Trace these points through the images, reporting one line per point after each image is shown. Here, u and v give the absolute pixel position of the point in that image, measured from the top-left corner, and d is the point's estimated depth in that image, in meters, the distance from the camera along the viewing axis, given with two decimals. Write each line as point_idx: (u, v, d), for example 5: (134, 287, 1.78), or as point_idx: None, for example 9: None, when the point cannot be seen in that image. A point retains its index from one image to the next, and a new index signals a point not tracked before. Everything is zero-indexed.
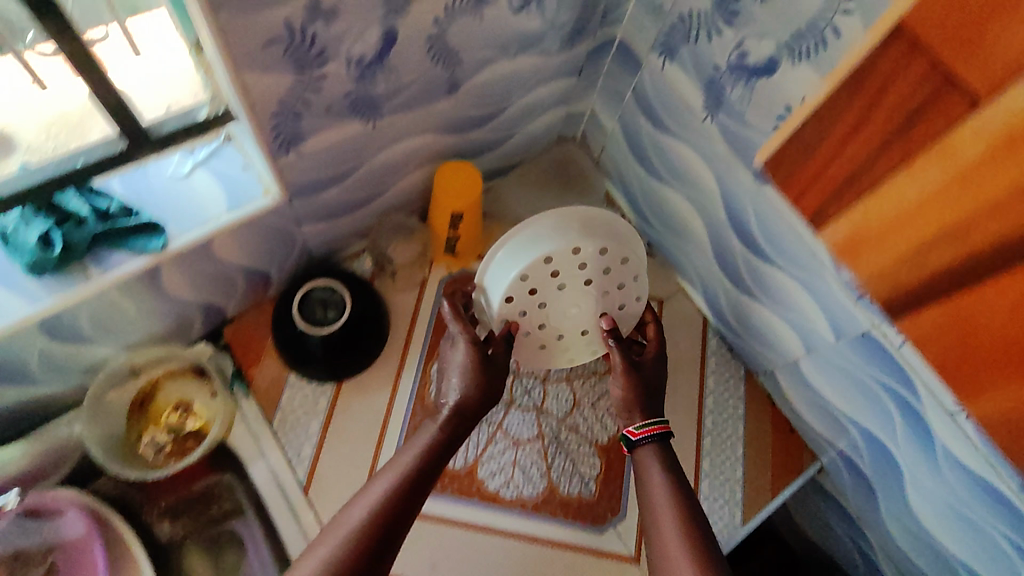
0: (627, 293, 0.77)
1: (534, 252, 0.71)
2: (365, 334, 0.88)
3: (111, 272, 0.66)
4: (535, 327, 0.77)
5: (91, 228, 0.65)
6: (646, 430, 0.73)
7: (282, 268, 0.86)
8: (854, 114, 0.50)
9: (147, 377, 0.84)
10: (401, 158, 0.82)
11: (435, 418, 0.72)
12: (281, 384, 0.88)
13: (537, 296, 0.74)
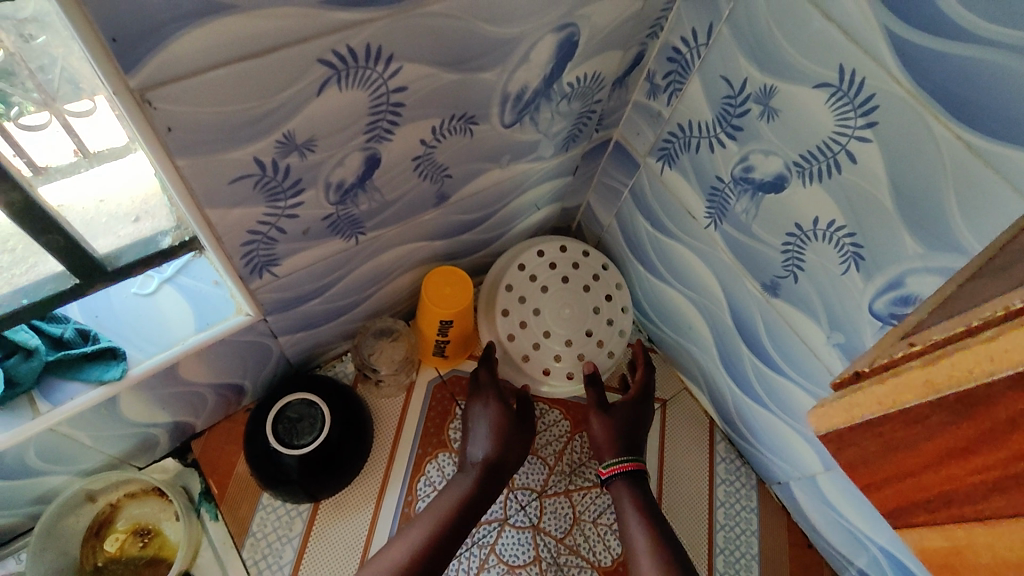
0: (602, 285, 0.93)
1: (511, 266, 0.92)
2: (345, 452, 0.80)
3: (64, 404, 0.61)
4: (541, 335, 0.90)
5: (40, 359, 0.60)
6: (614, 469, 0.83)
7: (258, 379, 0.80)
8: (921, 422, 0.29)
9: (105, 501, 0.77)
10: (386, 267, 0.77)
11: (467, 471, 0.80)
12: (253, 505, 0.81)
13: (528, 302, 0.90)
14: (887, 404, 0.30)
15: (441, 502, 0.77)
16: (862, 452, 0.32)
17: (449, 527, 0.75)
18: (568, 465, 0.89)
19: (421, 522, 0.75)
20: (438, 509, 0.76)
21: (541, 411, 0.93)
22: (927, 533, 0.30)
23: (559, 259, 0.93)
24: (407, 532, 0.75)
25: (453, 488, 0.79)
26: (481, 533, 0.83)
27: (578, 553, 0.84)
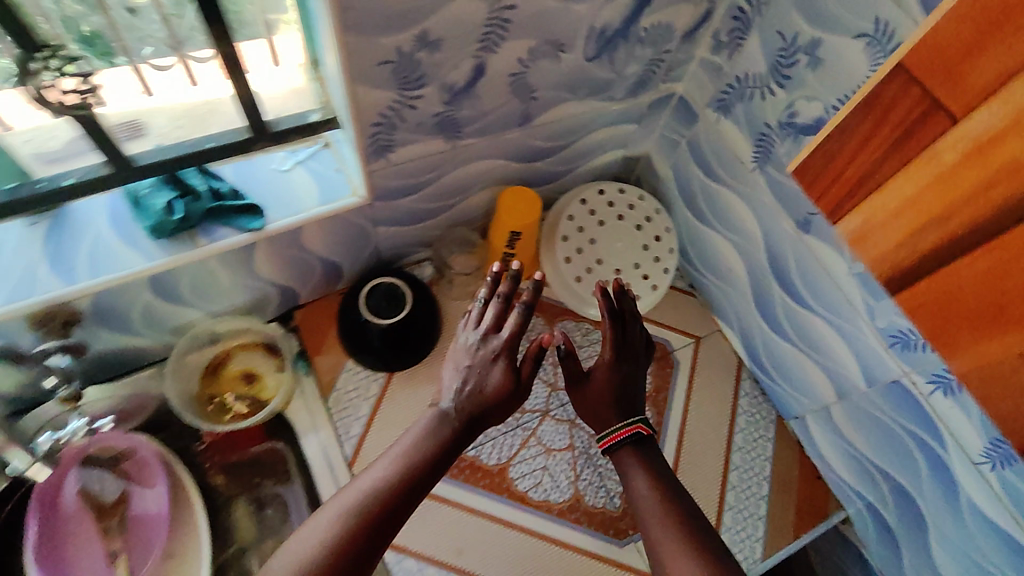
0: (655, 226, 1.04)
1: (573, 200, 1.04)
2: (419, 331, 0.94)
3: (216, 242, 0.75)
4: (594, 262, 1.01)
5: (207, 203, 0.74)
6: (616, 436, 0.78)
7: (354, 264, 0.96)
8: (900, 106, 0.42)
9: (223, 346, 0.94)
10: (471, 178, 0.91)
11: (440, 420, 0.72)
12: (339, 368, 0.97)
13: (586, 234, 1.02)
14: (829, 146, 0.48)
15: (395, 450, 0.70)
16: (816, 166, 0.49)
17: (419, 472, 0.68)
18: None
19: (382, 468, 0.69)
20: (391, 455, 0.70)
21: (587, 329, 1.05)
22: (861, 223, 0.47)
23: (616, 199, 1.04)
24: (361, 477, 0.68)
25: (409, 432, 0.72)
26: (525, 419, 0.96)
27: None
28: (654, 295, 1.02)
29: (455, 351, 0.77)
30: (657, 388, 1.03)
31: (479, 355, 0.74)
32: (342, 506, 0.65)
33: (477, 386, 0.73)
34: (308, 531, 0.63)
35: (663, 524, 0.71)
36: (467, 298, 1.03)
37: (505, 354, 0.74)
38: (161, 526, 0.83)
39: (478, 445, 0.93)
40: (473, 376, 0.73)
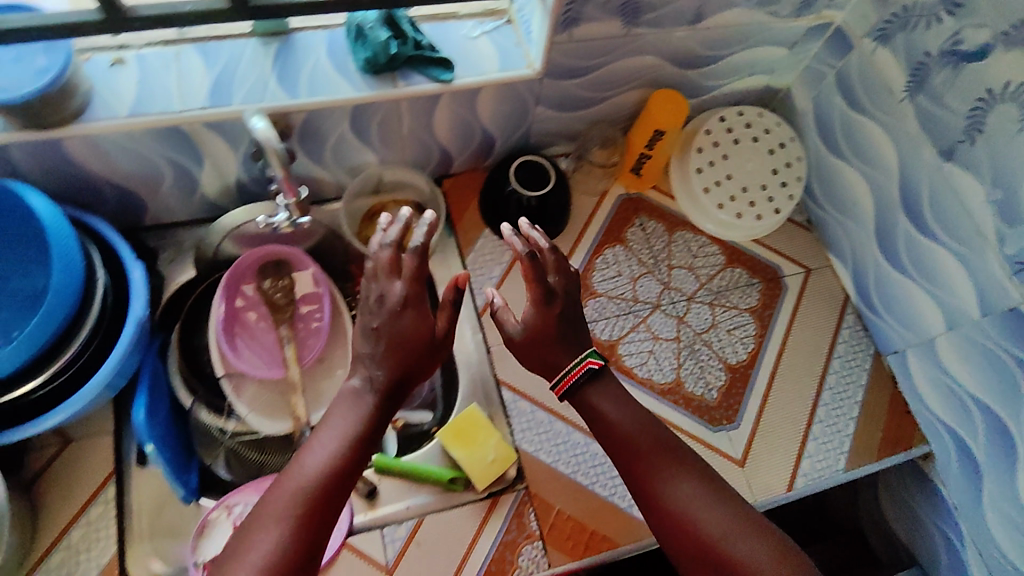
0: (786, 154, 1.09)
1: (714, 115, 1.08)
2: (556, 210, 1.03)
3: (412, 85, 0.86)
4: (724, 176, 1.07)
5: (412, 48, 0.85)
6: (567, 377, 0.80)
7: (505, 142, 1.05)
8: None
9: (381, 198, 1.04)
10: (629, 73, 0.97)
11: (342, 395, 0.74)
12: (477, 234, 1.06)
13: (721, 148, 1.07)
14: None
15: (331, 425, 0.71)
16: None
17: (354, 440, 0.70)
18: (716, 285, 1.06)
19: (317, 450, 0.70)
20: (332, 434, 0.70)
21: (703, 242, 1.09)
22: None
23: (754, 122, 1.09)
24: (307, 457, 0.69)
25: (339, 409, 0.73)
26: (638, 307, 1.02)
27: (711, 347, 1.01)
28: (775, 218, 1.07)
29: (370, 301, 0.75)
30: (763, 306, 1.06)
31: (392, 303, 0.73)
32: (292, 497, 0.66)
33: (396, 335, 0.73)
34: (257, 539, 0.64)
35: (650, 456, 0.77)
36: (596, 194, 1.10)
37: (416, 306, 0.74)
38: (321, 333, 0.94)
39: (593, 320, 1.00)
40: (382, 347, 0.73)
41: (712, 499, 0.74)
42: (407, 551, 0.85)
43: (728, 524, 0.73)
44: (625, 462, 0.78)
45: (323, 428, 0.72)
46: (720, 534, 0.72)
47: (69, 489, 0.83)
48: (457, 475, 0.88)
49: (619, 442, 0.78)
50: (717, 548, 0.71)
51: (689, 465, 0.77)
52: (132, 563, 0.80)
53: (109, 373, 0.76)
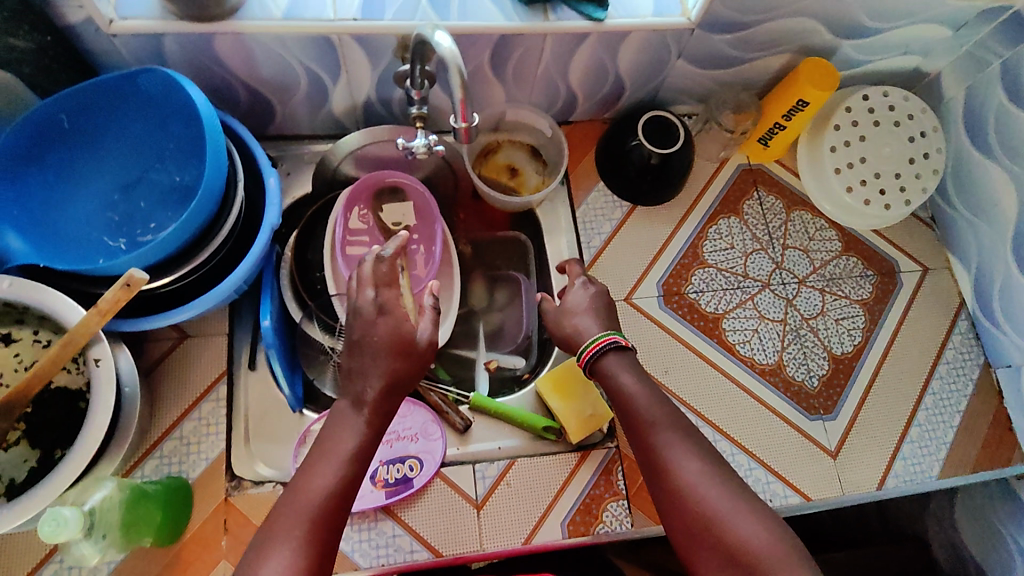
0: (927, 143, 1.00)
1: (856, 92, 1.00)
2: (676, 172, 0.98)
3: (564, 20, 0.82)
4: (857, 159, 0.99)
5: None
6: (595, 347, 0.77)
7: (633, 93, 1.00)
8: None
9: (499, 136, 1.02)
10: (779, 36, 0.90)
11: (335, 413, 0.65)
12: (590, 186, 1.03)
13: (859, 130, 0.99)
14: None
15: (335, 448, 0.63)
16: None
17: (351, 460, 0.62)
18: (829, 272, 1.02)
19: (324, 477, 0.61)
20: (335, 454, 0.62)
21: (821, 225, 1.04)
22: None
23: (898, 105, 1.00)
24: (310, 478, 0.61)
25: (344, 428, 0.64)
26: (747, 284, 0.99)
27: (816, 334, 0.98)
28: (904, 210, 1.00)
29: (354, 316, 0.67)
30: (875, 300, 1.02)
31: (369, 311, 0.67)
32: (300, 516, 0.59)
33: (384, 344, 0.66)
34: (266, 556, 0.57)
35: (661, 426, 0.72)
36: (716, 160, 1.05)
37: (392, 314, 0.67)
38: (434, 263, 0.93)
39: (699, 291, 0.98)
40: (381, 364, 0.65)
41: (718, 476, 0.68)
42: (496, 489, 0.86)
43: (730, 503, 0.65)
44: (636, 437, 0.73)
45: (322, 450, 0.63)
46: (720, 514, 0.65)
47: (185, 381, 0.86)
48: (552, 422, 0.89)
49: (633, 416, 0.74)
50: (717, 529, 0.65)
51: (699, 445, 0.71)
52: (239, 462, 0.84)
53: (240, 274, 0.79)
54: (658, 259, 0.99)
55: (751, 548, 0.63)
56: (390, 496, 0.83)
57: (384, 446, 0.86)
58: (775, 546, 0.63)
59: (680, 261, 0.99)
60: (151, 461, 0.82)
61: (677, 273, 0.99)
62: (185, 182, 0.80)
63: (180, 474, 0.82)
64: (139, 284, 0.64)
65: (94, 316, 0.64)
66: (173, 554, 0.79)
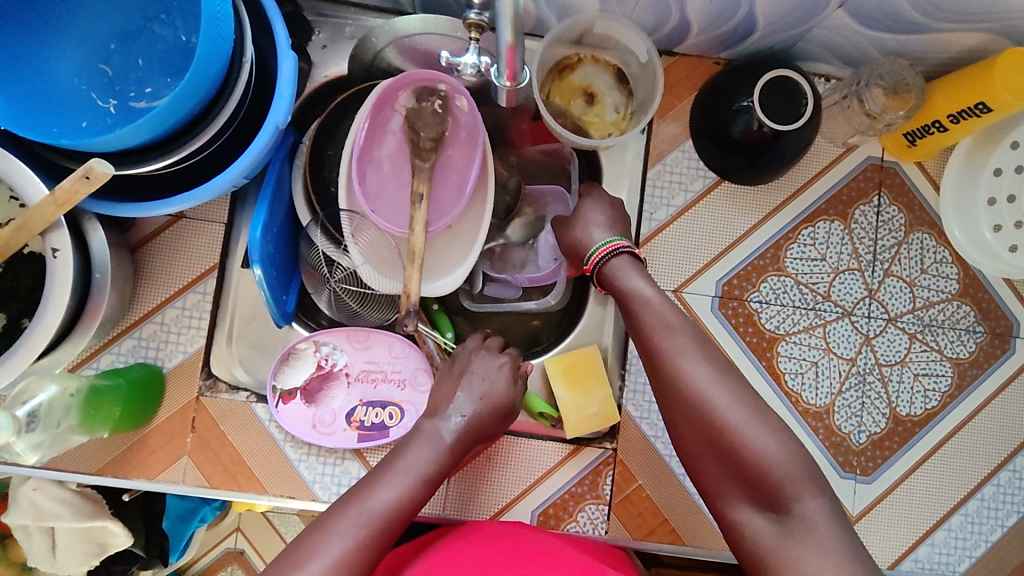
0: None
1: None
2: (784, 155, 0.77)
3: None
4: None
5: None
6: (601, 254, 0.72)
7: (763, 37, 0.78)
8: None
9: (582, 51, 0.82)
10: (987, 7, 0.65)
11: (418, 442, 0.67)
12: (674, 143, 0.84)
13: None
14: None
15: (404, 463, 0.65)
16: None
17: (426, 492, 0.64)
18: (930, 316, 0.84)
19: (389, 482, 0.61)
20: (407, 471, 0.64)
21: (942, 256, 0.84)
22: None
23: None
24: (374, 490, 0.62)
25: (416, 445, 0.67)
26: (823, 308, 0.82)
27: (885, 385, 0.83)
28: None
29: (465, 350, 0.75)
30: (972, 362, 0.84)
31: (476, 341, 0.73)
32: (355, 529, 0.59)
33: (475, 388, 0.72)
34: (327, 544, 0.57)
35: (677, 333, 0.65)
36: (839, 146, 0.84)
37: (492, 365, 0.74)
38: (460, 202, 0.80)
39: (764, 302, 0.82)
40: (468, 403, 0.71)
41: (733, 387, 0.62)
42: (473, 461, 0.79)
43: (747, 416, 0.60)
44: (642, 343, 0.67)
45: (392, 466, 0.64)
46: (741, 426, 0.59)
47: (172, 266, 0.79)
48: (549, 409, 0.79)
49: (641, 327, 0.67)
50: (730, 439, 0.59)
51: (718, 357, 0.64)
52: (218, 361, 0.79)
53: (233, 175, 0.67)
54: (728, 252, 0.83)
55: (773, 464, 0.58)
56: (361, 441, 0.78)
57: (367, 387, 0.80)
58: (796, 465, 0.58)
59: (754, 260, 0.83)
60: (129, 340, 0.77)
61: (745, 274, 0.82)
62: (190, 46, 0.69)
63: (156, 362, 0.78)
64: (100, 179, 0.57)
65: (50, 207, 0.58)
66: (138, 437, 0.77)
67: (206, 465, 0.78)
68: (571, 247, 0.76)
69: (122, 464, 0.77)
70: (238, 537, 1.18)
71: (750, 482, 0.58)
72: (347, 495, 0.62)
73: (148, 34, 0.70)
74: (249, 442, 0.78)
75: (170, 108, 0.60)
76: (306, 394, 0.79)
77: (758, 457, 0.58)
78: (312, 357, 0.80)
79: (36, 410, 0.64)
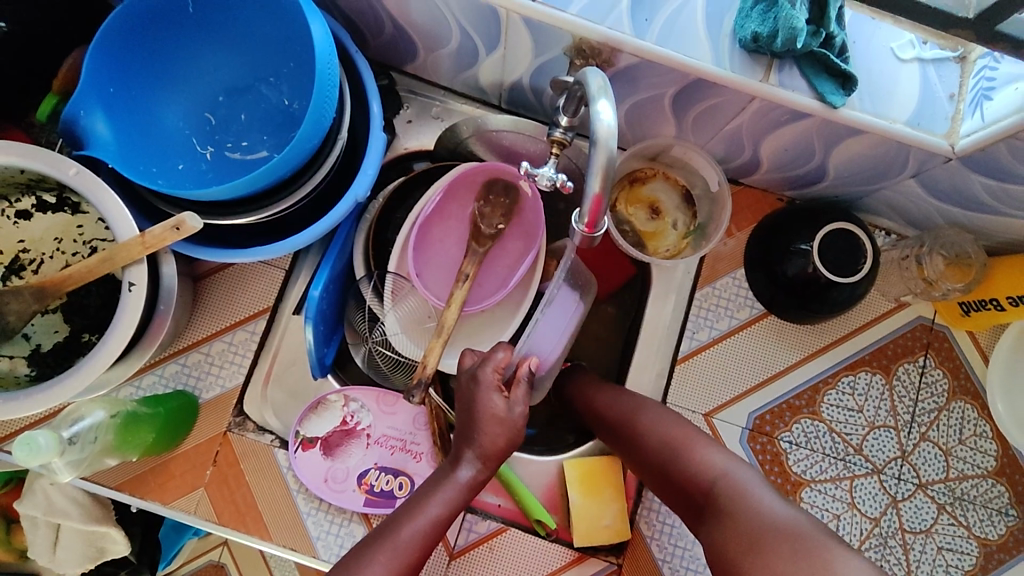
0: None
1: None
2: (833, 301, 0.78)
3: (783, 89, 0.62)
4: None
5: (814, 42, 0.60)
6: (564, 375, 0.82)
7: (832, 186, 0.80)
8: None
9: (654, 167, 0.85)
10: None
11: (411, 517, 0.65)
12: (728, 269, 0.85)
13: None
14: None
15: (402, 537, 0.63)
16: None
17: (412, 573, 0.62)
18: (961, 490, 0.81)
19: (382, 564, 0.61)
20: (397, 548, 0.62)
21: (982, 430, 0.82)
22: None
23: None
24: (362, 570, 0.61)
25: (417, 515, 0.64)
26: (852, 461, 0.81)
27: (906, 553, 0.80)
28: None
29: (477, 390, 0.69)
30: (999, 546, 0.81)
31: (466, 432, 0.68)
32: None
33: (482, 449, 0.67)
34: None
35: (619, 412, 0.73)
36: (891, 301, 0.84)
37: (508, 424, 0.67)
38: (502, 291, 0.83)
39: (794, 443, 0.81)
40: (481, 467, 0.67)
41: None
42: (477, 548, 0.79)
43: None
44: (609, 423, 0.73)
45: (391, 540, 0.63)
46: None
47: (228, 302, 0.83)
48: (547, 519, 0.79)
49: (608, 413, 0.74)
50: None
51: None
52: (251, 402, 0.82)
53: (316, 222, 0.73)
54: (764, 385, 0.83)
55: (711, 469, 0.63)
56: (368, 505, 0.79)
57: (384, 451, 0.82)
58: None
59: (790, 399, 0.82)
60: (172, 365, 0.81)
61: (779, 412, 0.82)
62: (291, 111, 0.74)
63: (193, 390, 0.81)
64: (187, 232, 0.62)
65: (136, 246, 0.62)
66: (161, 461, 0.79)
67: (218, 501, 0.79)
68: (598, 403, 0.76)
69: (141, 484, 0.79)
70: (223, 550, 1.15)
71: (699, 498, 0.62)
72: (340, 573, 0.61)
73: (255, 92, 0.75)
74: (264, 486, 0.80)
75: (261, 175, 0.64)
76: (326, 446, 0.81)
77: (695, 466, 0.64)
78: (340, 411, 0.82)
79: (79, 432, 0.67)
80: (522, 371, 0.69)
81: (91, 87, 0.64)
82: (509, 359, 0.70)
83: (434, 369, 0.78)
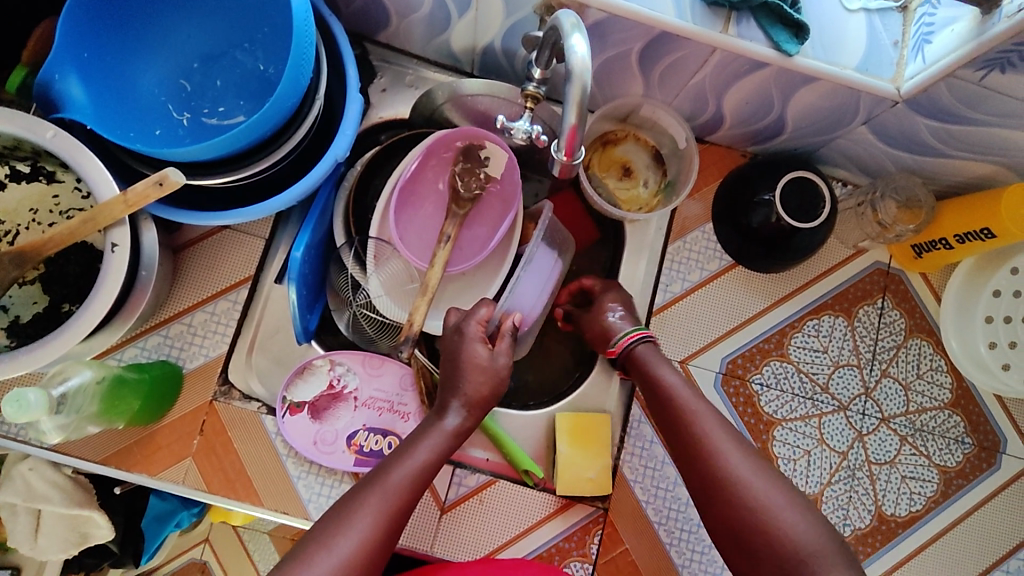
0: None
1: None
2: (796, 248, 0.82)
3: (742, 40, 0.65)
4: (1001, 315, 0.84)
5: None
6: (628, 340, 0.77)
7: (791, 139, 0.84)
8: None
9: (625, 128, 0.89)
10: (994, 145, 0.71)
11: (401, 463, 0.67)
12: (697, 223, 0.89)
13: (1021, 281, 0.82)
14: None
15: (392, 481, 0.65)
16: None
17: (404, 514, 0.64)
18: (921, 421, 0.87)
19: (375, 507, 0.63)
20: (387, 491, 0.64)
21: (937, 365, 0.88)
22: None
23: None
24: (354, 514, 0.62)
25: (406, 461, 0.66)
26: (821, 400, 0.86)
27: (873, 483, 0.85)
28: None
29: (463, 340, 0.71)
30: (958, 473, 0.87)
31: (453, 380, 0.71)
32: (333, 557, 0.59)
33: (468, 397, 0.70)
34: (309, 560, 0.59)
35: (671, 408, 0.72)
36: (850, 248, 0.89)
37: (491, 371, 0.71)
38: (483, 253, 0.84)
39: (765, 385, 0.86)
40: (466, 414, 0.70)
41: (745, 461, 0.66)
42: (468, 500, 0.81)
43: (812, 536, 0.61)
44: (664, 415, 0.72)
45: (382, 484, 0.65)
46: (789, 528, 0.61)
47: (210, 272, 0.83)
48: (535, 468, 0.82)
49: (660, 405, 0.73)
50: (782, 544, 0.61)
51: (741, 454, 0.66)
52: (236, 370, 0.82)
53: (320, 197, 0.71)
54: (735, 331, 0.87)
55: None
56: (359, 465, 0.81)
57: (372, 413, 0.83)
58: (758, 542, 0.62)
59: (760, 343, 0.86)
60: (154, 336, 0.80)
61: (750, 355, 0.86)
62: (267, 76, 0.75)
63: (177, 361, 0.81)
64: (170, 187, 0.62)
65: (118, 206, 0.62)
66: (147, 433, 0.79)
67: (207, 470, 0.79)
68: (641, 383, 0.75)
69: (126, 457, 0.78)
70: (204, 548, 1.15)
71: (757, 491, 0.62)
72: (333, 515, 0.63)
73: (229, 58, 0.75)
74: (253, 453, 0.80)
75: (242, 134, 0.64)
76: (314, 410, 0.81)
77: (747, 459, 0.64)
78: (326, 374, 0.82)
79: (67, 394, 0.68)
80: (506, 325, 0.75)
81: (65, 51, 0.64)
82: (490, 314, 0.75)
83: (420, 327, 0.81)
